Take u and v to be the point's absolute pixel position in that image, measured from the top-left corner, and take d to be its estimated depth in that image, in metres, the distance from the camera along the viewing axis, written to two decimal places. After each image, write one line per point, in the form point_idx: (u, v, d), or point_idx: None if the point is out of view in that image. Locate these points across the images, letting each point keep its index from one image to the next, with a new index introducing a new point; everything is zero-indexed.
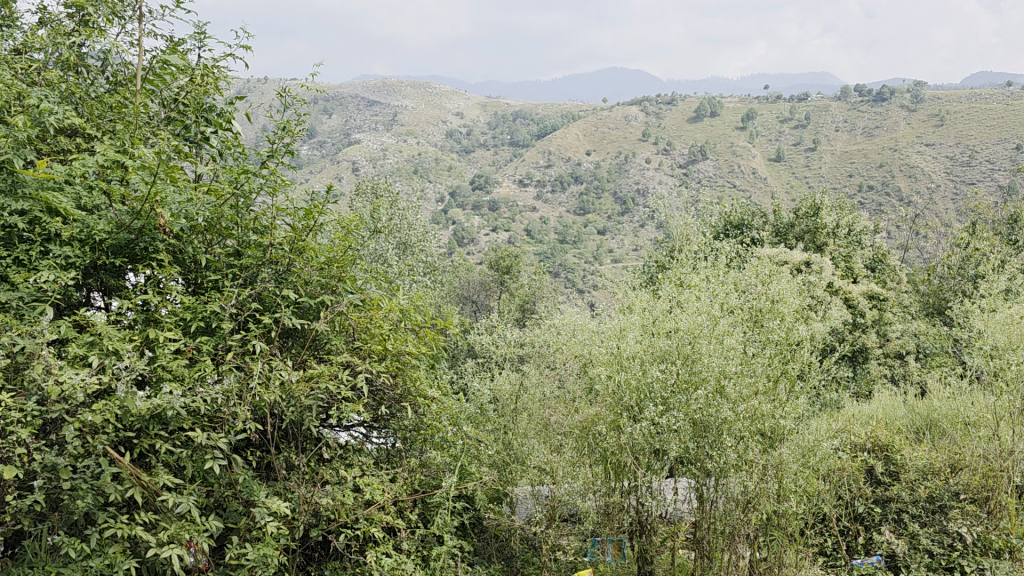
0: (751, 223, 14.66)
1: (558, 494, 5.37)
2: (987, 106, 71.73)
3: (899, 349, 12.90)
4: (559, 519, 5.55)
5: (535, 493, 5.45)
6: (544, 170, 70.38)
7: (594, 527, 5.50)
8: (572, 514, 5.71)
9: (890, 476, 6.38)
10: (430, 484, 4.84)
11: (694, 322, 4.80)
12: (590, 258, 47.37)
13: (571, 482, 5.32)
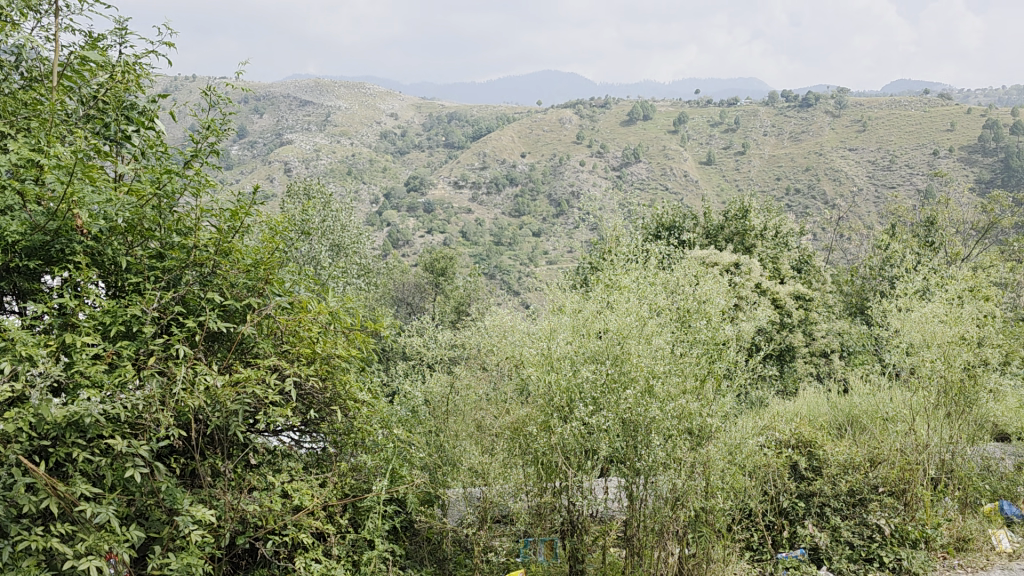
0: (682, 224, 14.91)
1: (490, 496, 5.35)
2: (906, 114, 74.62)
3: (824, 348, 13.30)
4: (491, 521, 5.56)
5: (467, 495, 5.41)
6: (479, 172, 70.42)
7: (527, 529, 5.55)
8: (505, 516, 5.72)
9: (813, 471, 6.33)
10: (360, 488, 4.78)
11: (623, 322, 4.84)
12: (526, 260, 47.62)
13: (503, 484, 5.31)
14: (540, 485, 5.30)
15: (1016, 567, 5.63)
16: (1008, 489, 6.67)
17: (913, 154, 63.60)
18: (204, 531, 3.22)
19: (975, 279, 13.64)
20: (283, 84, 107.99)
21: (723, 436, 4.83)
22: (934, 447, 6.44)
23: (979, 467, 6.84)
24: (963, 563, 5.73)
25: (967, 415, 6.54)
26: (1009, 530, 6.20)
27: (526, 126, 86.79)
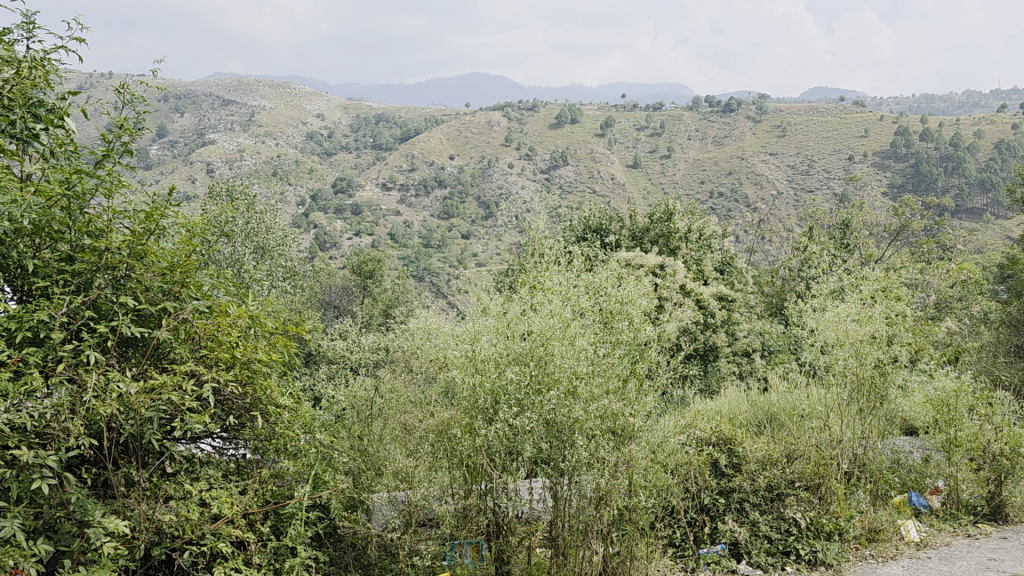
0: (609, 227, 15.07)
1: (414, 499, 5.31)
2: (823, 121, 77.42)
3: (746, 347, 13.63)
4: (416, 525, 5.50)
5: (391, 498, 5.38)
6: (407, 173, 70.00)
7: (452, 531, 5.47)
8: (431, 519, 5.62)
9: (733, 468, 6.23)
10: (282, 494, 4.71)
11: (546, 323, 4.84)
12: (455, 262, 47.59)
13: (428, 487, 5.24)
14: (466, 486, 5.27)
15: (924, 555, 5.90)
16: (917, 480, 6.95)
17: (830, 160, 65.95)
18: (117, 542, 3.12)
19: (887, 280, 14.22)
20: (205, 83, 105.38)
21: (646, 436, 4.94)
22: (846, 442, 6.54)
23: (889, 460, 7.08)
24: (875, 553, 5.95)
25: (878, 410, 6.70)
26: (916, 520, 6.52)
27: (455, 127, 86.62)
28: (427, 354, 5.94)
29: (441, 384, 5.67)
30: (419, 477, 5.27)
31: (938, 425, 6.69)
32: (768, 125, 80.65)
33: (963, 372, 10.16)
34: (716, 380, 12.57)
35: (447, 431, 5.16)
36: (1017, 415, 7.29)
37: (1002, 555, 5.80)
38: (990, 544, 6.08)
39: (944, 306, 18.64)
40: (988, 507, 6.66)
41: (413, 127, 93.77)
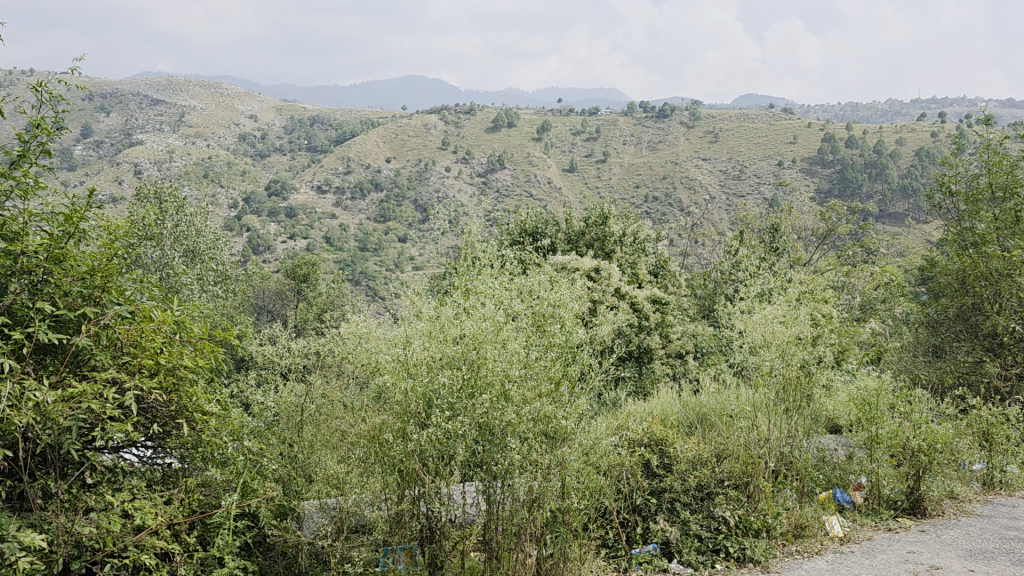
0: (545, 230, 15.12)
1: (346, 505, 5.23)
2: (754, 128, 79.41)
3: (680, 349, 13.85)
4: (348, 532, 5.36)
5: (323, 506, 5.29)
6: (343, 176, 69.28)
7: (385, 538, 5.23)
8: (363, 525, 5.46)
9: (664, 469, 6.30)
10: (208, 504, 4.61)
11: (479, 327, 4.82)
12: (391, 266, 47.34)
13: (361, 492, 5.17)
14: (399, 491, 5.09)
15: (847, 550, 5.96)
16: (841, 477, 6.96)
17: (760, 165, 67.66)
18: (34, 557, 3.01)
19: (814, 283, 14.61)
20: (132, 81, 102.50)
21: (578, 438, 5.00)
22: (773, 441, 6.54)
23: (815, 458, 7.10)
24: (801, 548, 6.02)
25: (805, 410, 6.82)
26: (840, 515, 6.58)
27: (391, 130, 86.02)
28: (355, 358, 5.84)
29: (371, 388, 5.56)
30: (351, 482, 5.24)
31: (860, 424, 6.83)
32: (700, 132, 82.29)
33: (886, 371, 10.49)
34: (650, 381, 12.71)
35: (379, 437, 5.11)
36: (934, 413, 7.49)
37: (920, 547, 5.81)
38: (909, 536, 6.14)
39: (869, 307, 19.26)
40: (907, 501, 6.77)
41: (349, 129, 92.98)
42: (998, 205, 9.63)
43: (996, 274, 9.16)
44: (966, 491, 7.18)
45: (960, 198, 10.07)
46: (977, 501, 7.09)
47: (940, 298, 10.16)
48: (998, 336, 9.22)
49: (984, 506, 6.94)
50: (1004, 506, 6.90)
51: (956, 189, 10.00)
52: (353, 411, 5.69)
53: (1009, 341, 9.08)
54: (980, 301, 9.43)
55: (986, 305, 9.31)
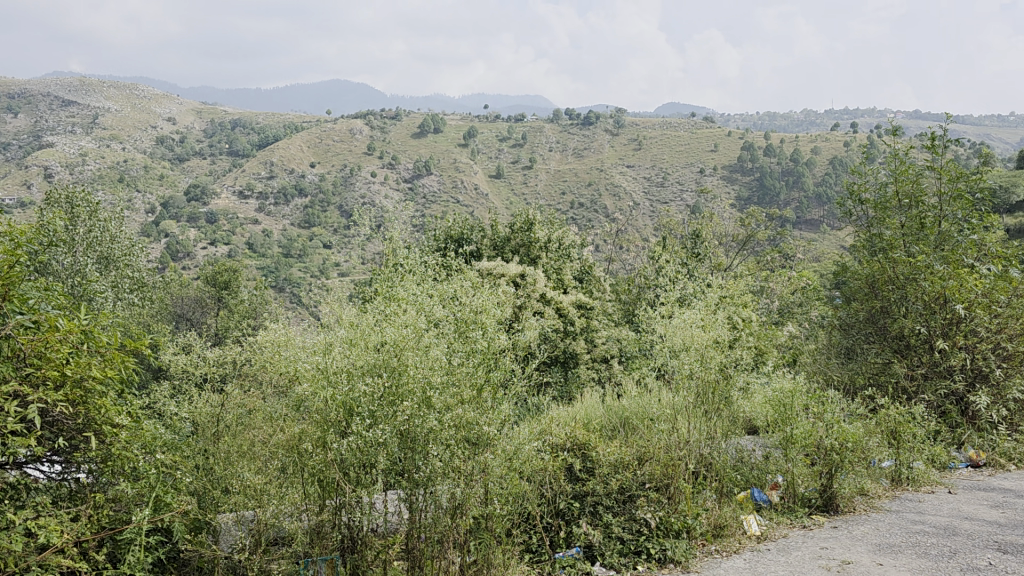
0: (471, 236, 15.07)
1: (264, 517, 5.07)
2: (676, 137, 81.33)
3: (604, 354, 14.01)
4: (266, 544, 5.21)
5: (239, 519, 5.12)
6: (266, 180, 68.01)
7: (305, 550, 5.17)
8: (282, 537, 5.37)
9: (587, 472, 6.39)
10: (119, 519, 4.47)
11: (398, 334, 4.76)
12: (316, 272, 46.77)
13: (280, 504, 5.05)
14: (319, 501, 5.00)
15: (764, 547, 5.94)
16: (758, 477, 7.07)
17: (682, 172, 69.23)
18: None
19: (734, 288, 14.97)
20: (41, 81, 98.59)
21: (501, 444, 5.02)
22: (694, 443, 6.62)
23: (733, 459, 7.23)
24: (720, 547, 6.00)
25: (723, 412, 6.97)
26: (758, 515, 6.62)
27: (315, 134, 84.87)
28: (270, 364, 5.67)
29: (290, 396, 5.45)
30: (269, 495, 5.09)
31: (776, 424, 7.02)
32: (624, 139, 83.69)
33: (801, 373, 10.81)
34: (575, 385, 12.81)
35: (298, 446, 5.02)
36: (844, 412, 7.72)
37: (832, 543, 5.86)
38: (822, 533, 6.18)
39: (787, 311, 19.85)
40: (821, 499, 6.85)
41: (272, 133, 91.38)
42: (904, 213, 9.99)
43: (901, 278, 9.56)
44: (875, 488, 7.36)
45: (869, 205, 10.46)
46: (886, 498, 7.26)
47: (851, 302, 10.54)
48: (906, 338, 9.54)
49: (892, 502, 7.08)
50: (910, 501, 7.08)
51: (866, 197, 10.40)
52: (270, 420, 5.58)
53: (915, 342, 9.41)
54: (888, 305, 9.81)
55: (893, 308, 9.69)
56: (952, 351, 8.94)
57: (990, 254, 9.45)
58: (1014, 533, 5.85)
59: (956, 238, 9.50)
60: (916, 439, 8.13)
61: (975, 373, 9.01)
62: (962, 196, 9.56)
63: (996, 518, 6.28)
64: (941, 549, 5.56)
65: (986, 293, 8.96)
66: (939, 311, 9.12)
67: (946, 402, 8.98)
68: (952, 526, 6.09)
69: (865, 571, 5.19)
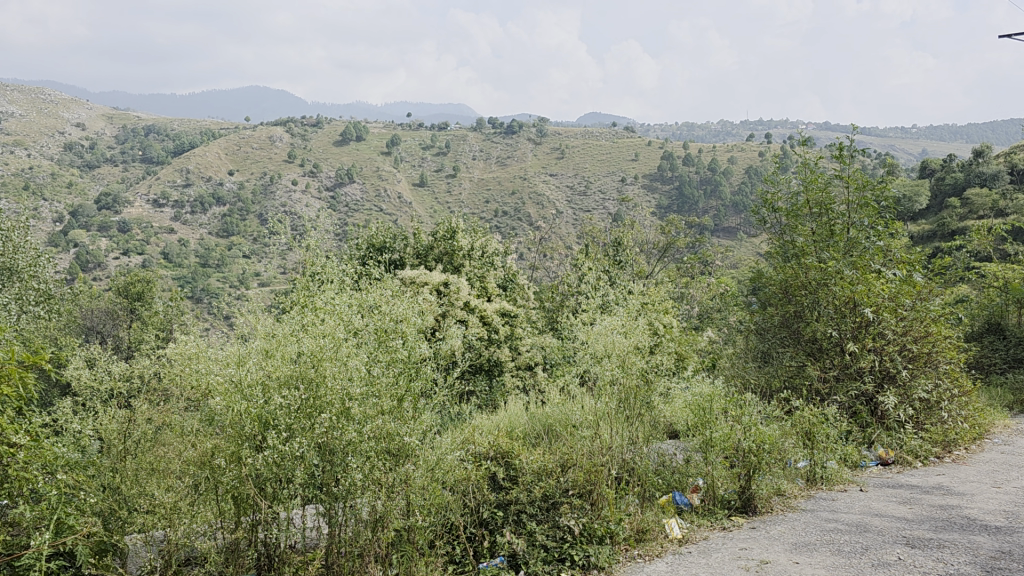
0: (393, 245, 14.88)
1: (174, 537, 4.90)
2: (598, 149, 83.32)
3: (529, 361, 14.10)
4: (177, 566, 5.06)
5: (149, 539, 4.99)
6: (182, 189, 66.28)
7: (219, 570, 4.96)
8: (194, 557, 5.19)
9: (510, 481, 6.17)
10: (17, 545, 4.28)
11: (316, 344, 4.66)
12: (235, 283, 46.02)
13: (191, 523, 4.90)
14: (234, 519, 4.83)
15: (685, 550, 5.98)
16: (679, 480, 7.13)
17: (604, 181, 70.96)
18: None
19: (655, 294, 15.31)
20: None
21: (423, 454, 4.99)
22: (616, 448, 6.77)
23: (656, 464, 7.28)
24: (643, 552, 5.98)
25: (644, 417, 7.07)
26: (679, 518, 6.61)
27: (233, 140, 83.20)
28: (177, 373, 5.31)
29: (201, 410, 5.16)
30: (180, 511, 4.92)
31: (696, 427, 7.16)
32: (548, 149, 85.25)
33: (721, 377, 11.00)
34: (500, 393, 12.83)
35: (210, 463, 4.80)
36: (762, 415, 7.97)
37: (751, 544, 5.98)
38: (741, 534, 6.29)
39: (706, 315, 20.53)
40: (739, 501, 6.89)
41: (188, 140, 89.18)
42: (815, 220, 10.32)
43: (814, 283, 9.90)
44: (792, 488, 7.45)
45: (782, 213, 10.73)
46: (802, 497, 7.35)
47: (765, 307, 10.79)
48: (818, 341, 9.82)
49: (807, 501, 7.19)
50: (825, 500, 7.23)
51: (778, 205, 10.66)
52: (181, 436, 5.38)
53: (827, 345, 9.69)
54: (801, 309, 10.11)
55: (806, 313, 9.99)
56: (861, 354, 9.29)
57: (895, 260, 9.82)
58: (920, 527, 6.09)
59: (863, 244, 9.85)
60: (829, 439, 8.41)
61: (883, 374, 9.35)
62: (868, 204, 9.91)
63: (904, 514, 6.55)
64: (854, 545, 5.75)
65: (892, 297, 9.41)
66: (849, 315, 9.53)
67: (856, 403, 9.27)
68: (863, 522, 6.31)
69: (782, 570, 5.31)
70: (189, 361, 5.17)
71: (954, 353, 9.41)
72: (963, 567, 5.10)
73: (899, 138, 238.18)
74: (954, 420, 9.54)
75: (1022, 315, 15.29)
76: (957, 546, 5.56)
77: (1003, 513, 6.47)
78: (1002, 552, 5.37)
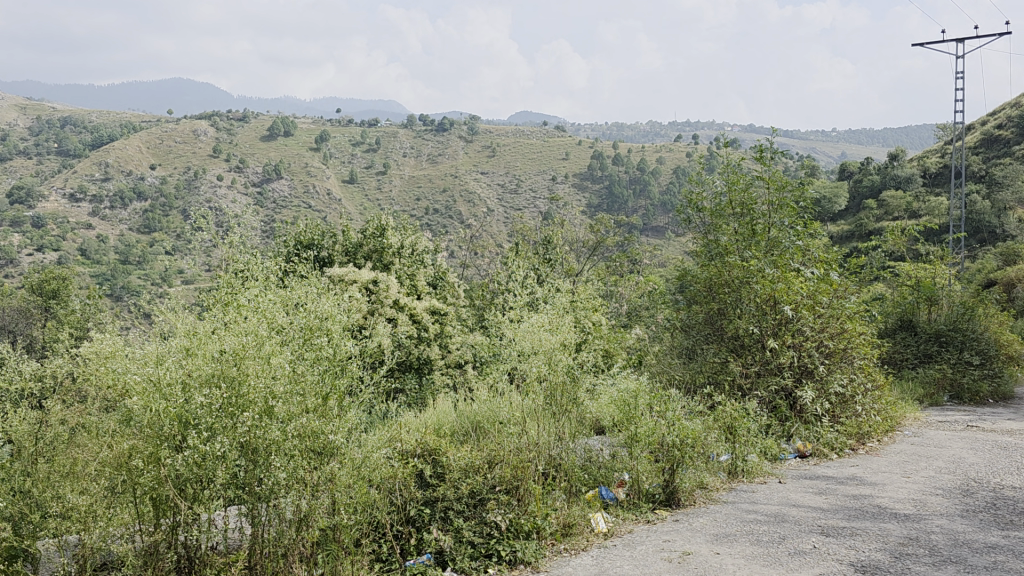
0: (321, 242, 14.61)
1: (89, 541, 4.69)
2: (529, 147, 84.09)
3: (459, 359, 14.08)
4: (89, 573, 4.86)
5: (61, 545, 4.76)
6: (100, 183, 64.23)
7: None
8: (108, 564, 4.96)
9: (437, 478, 6.07)
10: None
11: (238, 342, 4.58)
12: (157, 280, 44.90)
13: (107, 527, 4.69)
14: (155, 520, 4.61)
15: (610, 544, 6.06)
16: (605, 475, 7.15)
17: (534, 180, 71.55)
18: None
19: (583, 292, 15.53)
20: None
21: (348, 452, 4.97)
22: (543, 444, 6.81)
23: (582, 459, 7.28)
24: (568, 546, 6.03)
25: (571, 413, 7.21)
26: (604, 512, 6.65)
27: (155, 134, 80.93)
28: (91, 373, 5.09)
29: (118, 410, 4.99)
30: (95, 515, 4.75)
31: (622, 423, 7.33)
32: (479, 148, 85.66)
33: (648, 374, 11.01)
34: (429, 391, 12.79)
35: (127, 465, 4.63)
36: (686, 410, 8.17)
37: (673, 536, 6.10)
38: (664, 527, 6.40)
39: (634, 312, 20.95)
40: (663, 494, 6.98)
41: (107, 133, 86.34)
42: (738, 220, 10.53)
43: (736, 282, 10.12)
44: (714, 481, 7.59)
45: (706, 213, 10.87)
46: (723, 489, 7.49)
47: (690, 303, 10.91)
48: (740, 338, 10.06)
49: (728, 494, 7.35)
50: (745, 492, 7.38)
51: (702, 205, 10.81)
52: (96, 437, 5.17)
53: (749, 342, 9.92)
54: (724, 306, 10.31)
55: (729, 310, 10.20)
56: (781, 350, 9.60)
57: (813, 258, 10.16)
58: (835, 517, 6.31)
59: (784, 243, 10.09)
60: (749, 433, 8.62)
61: (802, 370, 9.69)
62: (787, 205, 10.20)
63: (820, 504, 6.75)
64: (771, 535, 5.92)
65: (810, 294, 9.75)
66: (770, 312, 9.82)
67: (776, 397, 9.53)
68: (781, 513, 6.50)
69: (704, 561, 5.42)
70: (105, 359, 4.98)
71: (867, 348, 9.88)
72: (873, 554, 5.29)
73: (819, 142, 246.50)
74: (868, 414, 9.95)
75: (933, 312, 15.91)
76: (868, 534, 5.77)
77: (911, 501, 6.75)
78: (909, 539, 5.60)
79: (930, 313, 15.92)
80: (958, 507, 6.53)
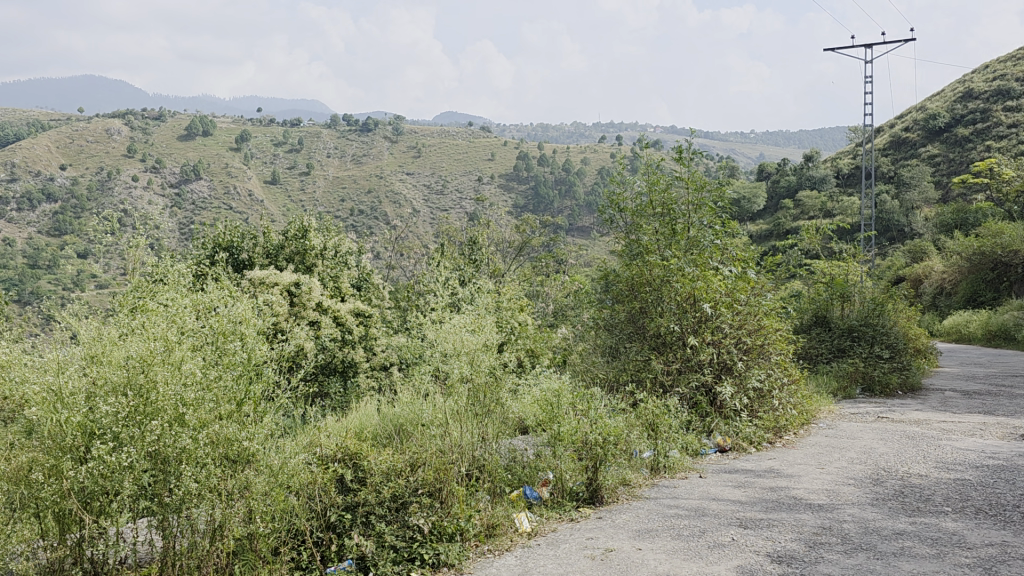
0: (241, 244, 14.16)
1: None
2: (455, 148, 84.14)
3: (384, 362, 13.94)
4: None
5: None
6: (6, 184, 61.46)
7: None
8: None
9: (358, 482, 5.94)
10: None
11: (146, 348, 4.50)
12: (69, 284, 43.21)
13: None
14: (59, 535, 4.39)
15: (534, 543, 6.08)
16: (530, 474, 7.14)
17: (461, 181, 71.68)
18: None
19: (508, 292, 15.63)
20: None
21: (264, 459, 4.84)
22: (466, 445, 6.79)
23: (507, 460, 7.27)
24: (492, 547, 6.01)
25: (493, 414, 7.26)
26: (529, 512, 6.67)
27: (66, 134, 77.91)
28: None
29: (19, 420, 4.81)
30: None
31: (545, 423, 7.40)
32: (404, 148, 85.27)
33: (573, 373, 10.98)
34: (354, 394, 12.64)
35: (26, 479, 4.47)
36: (609, 408, 8.30)
37: (597, 533, 6.16)
38: (588, 525, 6.45)
39: (561, 311, 21.15)
40: (587, 492, 7.04)
41: (12, 132, 82.79)
42: (658, 219, 10.71)
43: (657, 280, 10.27)
44: (636, 477, 7.68)
45: (627, 213, 11.00)
46: (646, 485, 7.60)
47: (612, 302, 10.93)
48: (662, 336, 10.20)
49: (651, 489, 7.46)
50: (667, 487, 7.51)
51: (624, 205, 10.85)
52: None
53: (671, 339, 10.11)
54: (646, 305, 10.44)
55: (650, 308, 10.35)
56: (701, 347, 9.83)
57: (731, 257, 10.46)
58: (753, 509, 6.47)
59: (703, 243, 10.42)
60: (671, 429, 8.77)
61: (721, 366, 9.94)
62: (706, 205, 10.47)
63: (739, 497, 6.93)
64: (692, 529, 6.04)
65: (728, 292, 10.00)
66: (690, 310, 10.03)
67: (697, 393, 9.71)
68: (701, 507, 6.63)
69: (625, 557, 5.50)
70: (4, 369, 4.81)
71: (782, 344, 10.22)
72: (789, 544, 5.45)
73: (738, 143, 253.35)
74: (784, 407, 10.26)
75: (846, 309, 16.49)
76: (785, 524, 5.95)
77: (825, 492, 6.98)
78: (823, 528, 5.79)
79: (843, 309, 16.52)
80: (869, 495, 6.79)
